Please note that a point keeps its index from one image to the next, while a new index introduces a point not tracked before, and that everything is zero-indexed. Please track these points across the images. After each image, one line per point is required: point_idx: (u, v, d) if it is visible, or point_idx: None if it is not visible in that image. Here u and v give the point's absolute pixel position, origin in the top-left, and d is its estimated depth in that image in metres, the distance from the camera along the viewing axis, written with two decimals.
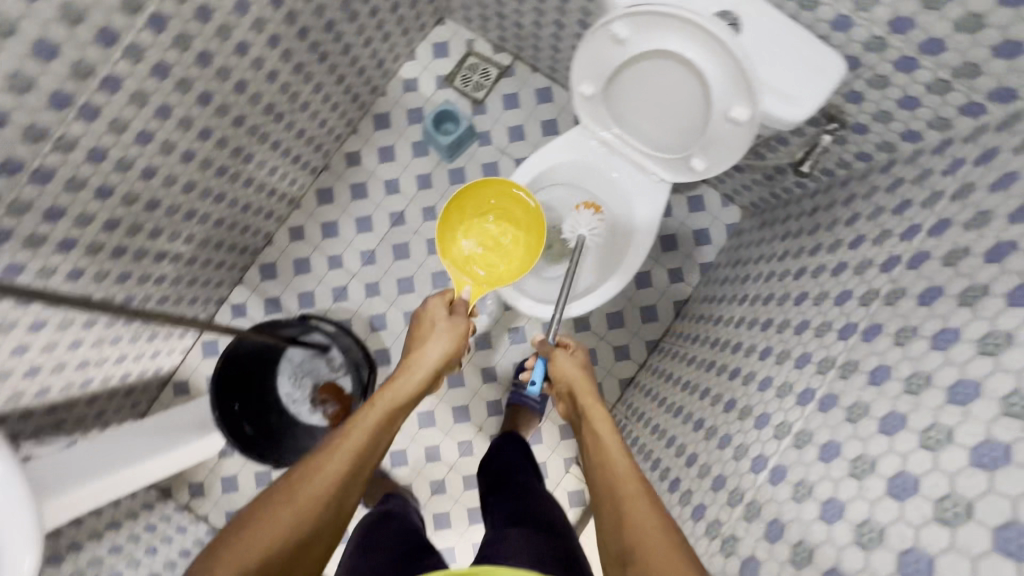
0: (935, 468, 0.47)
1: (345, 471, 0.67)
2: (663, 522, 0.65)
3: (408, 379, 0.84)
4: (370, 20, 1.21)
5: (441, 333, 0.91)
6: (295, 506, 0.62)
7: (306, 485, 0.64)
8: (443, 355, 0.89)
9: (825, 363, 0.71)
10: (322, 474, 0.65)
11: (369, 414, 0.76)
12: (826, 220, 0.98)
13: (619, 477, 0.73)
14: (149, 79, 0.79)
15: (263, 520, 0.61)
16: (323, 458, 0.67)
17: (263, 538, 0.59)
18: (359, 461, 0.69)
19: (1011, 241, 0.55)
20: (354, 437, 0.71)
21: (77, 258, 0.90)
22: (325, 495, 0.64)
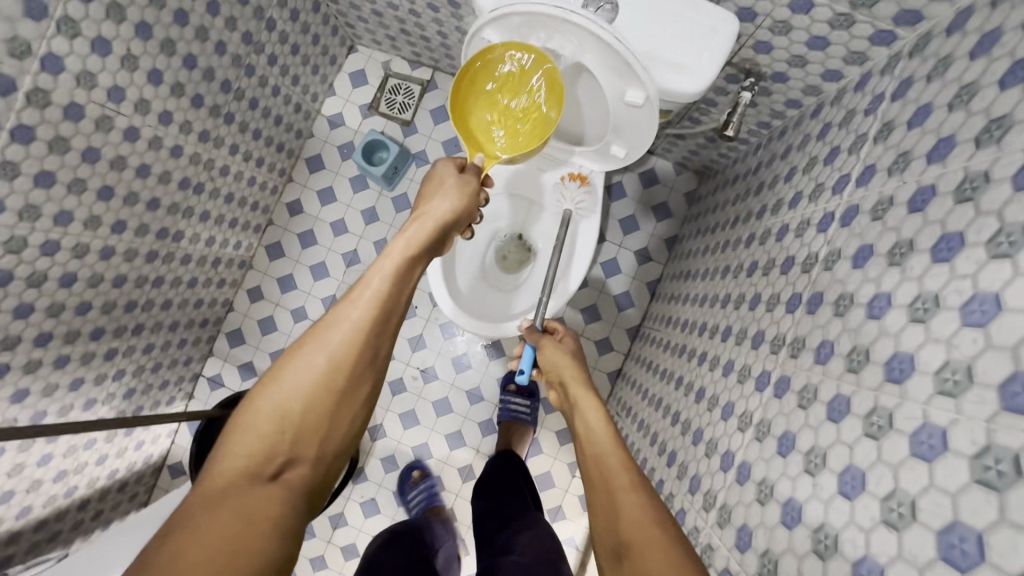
0: (879, 460, 0.43)
1: (364, 338, 0.54)
2: (668, 525, 0.51)
3: (422, 228, 0.64)
4: (272, 68, 1.17)
5: (455, 186, 0.69)
6: (309, 375, 0.51)
7: (323, 345, 0.53)
8: (465, 206, 0.68)
9: (777, 341, 0.66)
10: (336, 335, 0.53)
11: (379, 267, 0.58)
12: (768, 177, 0.93)
13: (613, 464, 0.58)
14: (34, 191, 0.77)
15: (272, 392, 0.51)
16: (337, 317, 0.54)
17: (279, 413, 0.50)
18: (379, 325, 0.55)
19: (930, 186, 0.49)
20: (365, 302, 0.55)
21: (17, 379, 0.88)
22: (343, 363, 0.53)
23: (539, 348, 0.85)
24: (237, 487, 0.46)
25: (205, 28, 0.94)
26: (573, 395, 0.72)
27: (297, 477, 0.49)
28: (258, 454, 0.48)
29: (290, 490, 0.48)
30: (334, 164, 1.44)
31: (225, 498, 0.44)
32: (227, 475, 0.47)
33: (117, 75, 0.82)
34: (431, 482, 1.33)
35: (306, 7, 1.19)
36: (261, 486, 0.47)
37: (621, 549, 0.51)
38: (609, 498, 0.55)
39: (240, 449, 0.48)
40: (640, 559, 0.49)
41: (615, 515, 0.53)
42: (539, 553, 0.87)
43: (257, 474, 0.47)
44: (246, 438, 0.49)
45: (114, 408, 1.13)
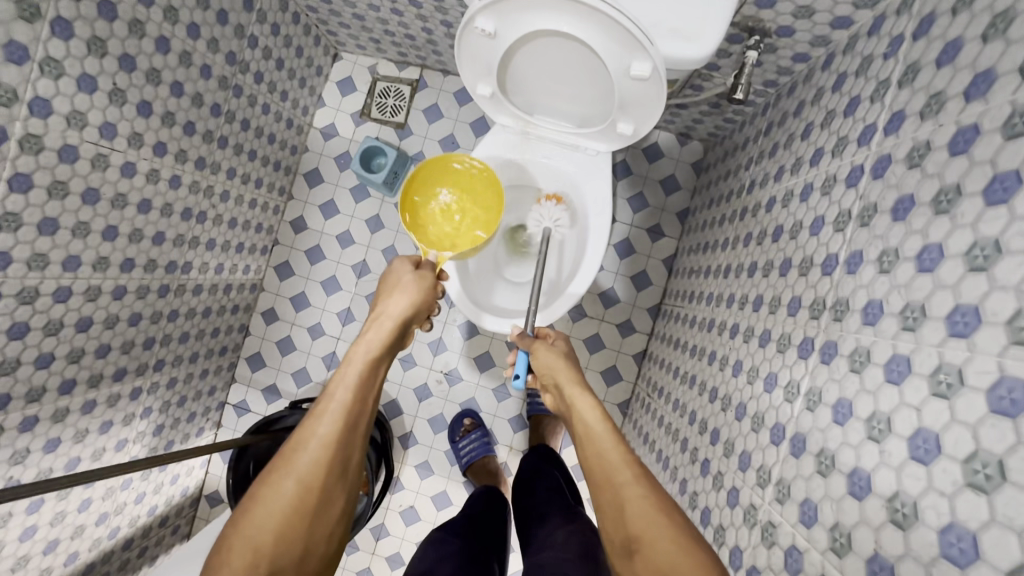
0: (953, 420, 0.41)
1: (334, 452, 0.52)
2: (671, 510, 0.52)
3: (384, 329, 0.64)
4: (259, 86, 1.15)
5: (414, 284, 0.73)
6: (281, 500, 0.48)
7: (292, 467, 0.50)
8: (423, 300, 0.72)
9: (816, 305, 0.63)
10: (304, 454, 0.51)
11: (343, 376, 0.57)
12: (782, 136, 0.89)
13: (612, 459, 0.57)
14: (39, 239, 0.76)
15: (242, 527, 0.48)
16: (303, 436, 0.52)
17: (250, 548, 0.46)
18: (349, 436, 0.53)
19: (971, 125, 0.47)
20: (331, 414, 0.53)
21: (47, 429, 0.87)
22: (315, 482, 0.50)
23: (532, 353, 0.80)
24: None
25: (188, 53, 0.91)
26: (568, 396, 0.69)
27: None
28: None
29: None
30: (333, 176, 1.42)
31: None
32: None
33: (106, 111, 0.80)
34: (480, 432, 1.31)
35: (286, 20, 1.16)
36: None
37: (629, 543, 0.51)
38: (613, 491, 0.55)
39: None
40: (650, 555, 0.49)
41: (621, 510, 0.53)
42: (581, 539, 0.84)
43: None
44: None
45: (146, 445, 1.13)
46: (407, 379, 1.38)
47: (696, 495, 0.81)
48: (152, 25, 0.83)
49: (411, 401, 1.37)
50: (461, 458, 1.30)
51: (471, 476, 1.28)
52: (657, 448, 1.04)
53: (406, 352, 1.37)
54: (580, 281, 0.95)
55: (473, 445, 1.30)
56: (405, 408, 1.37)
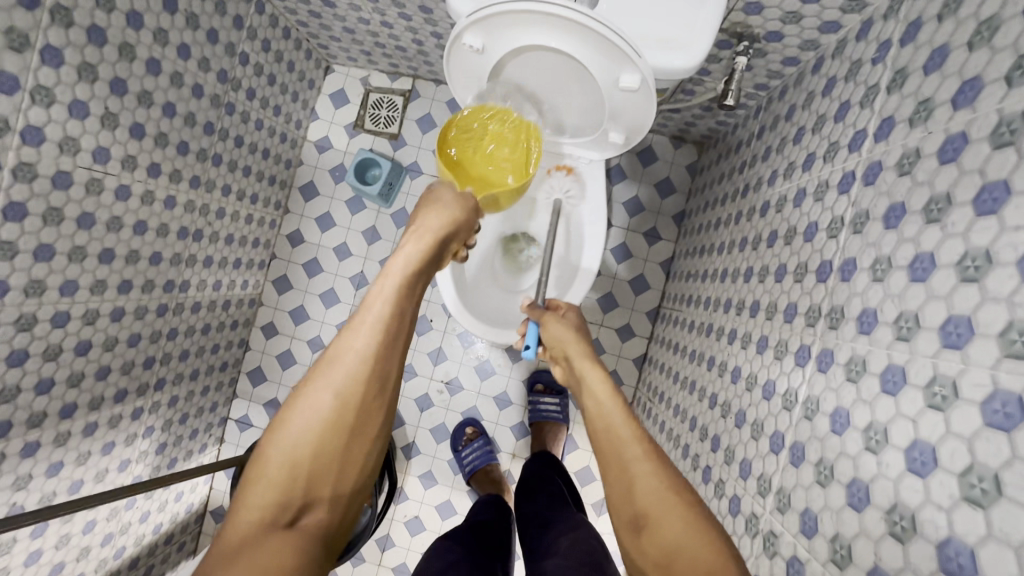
0: (949, 432, 0.41)
1: (373, 369, 0.50)
2: (684, 491, 0.51)
3: (424, 243, 0.60)
4: (252, 103, 1.15)
5: (455, 202, 0.68)
6: (319, 415, 0.47)
7: (329, 381, 0.49)
8: (462, 220, 0.66)
9: (812, 313, 0.63)
10: (342, 369, 0.49)
11: (381, 289, 0.54)
12: (775, 140, 0.89)
13: (622, 433, 0.55)
14: (35, 266, 0.76)
15: (278, 440, 0.47)
16: (338, 349, 0.50)
17: (287, 461, 0.46)
18: (387, 352, 0.51)
19: (960, 133, 0.47)
20: (369, 328, 0.51)
21: (49, 453, 0.87)
22: (353, 400, 0.49)
23: (543, 325, 0.80)
24: (253, 543, 0.43)
25: (179, 73, 0.91)
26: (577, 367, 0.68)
27: (315, 525, 0.47)
28: (272, 506, 0.45)
29: (309, 539, 0.46)
30: (328, 188, 1.42)
31: (241, 555, 0.42)
32: (242, 533, 0.44)
33: (99, 135, 0.80)
34: (483, 440, 1.31)
35: (276, 35, 1.16)
36: (278, 537, 0.44)
37: (637, 519, 0.50)
38: (620, 472, 0.53)
39: (253, 504, 0.45)
40: (661, 533, 0.49)
41: (630, 483, 0.52)
42: (584, 545, 0.84)
43: (273, 528, 0.45)
44: (256, 493, 0.46)
45: (149, 464, 1.13)
46: (408, 390, 1.38)
47: None
48: (142, 47, 0.83)
49: (412, 411, 1.38)
50: (464, 467, 1.29)
51: (474, 484, 1.28)
52: None
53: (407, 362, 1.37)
54: (591, 256, 0.97)
55: (476, 453, 1.30)
56: (408, 418, 1.37)
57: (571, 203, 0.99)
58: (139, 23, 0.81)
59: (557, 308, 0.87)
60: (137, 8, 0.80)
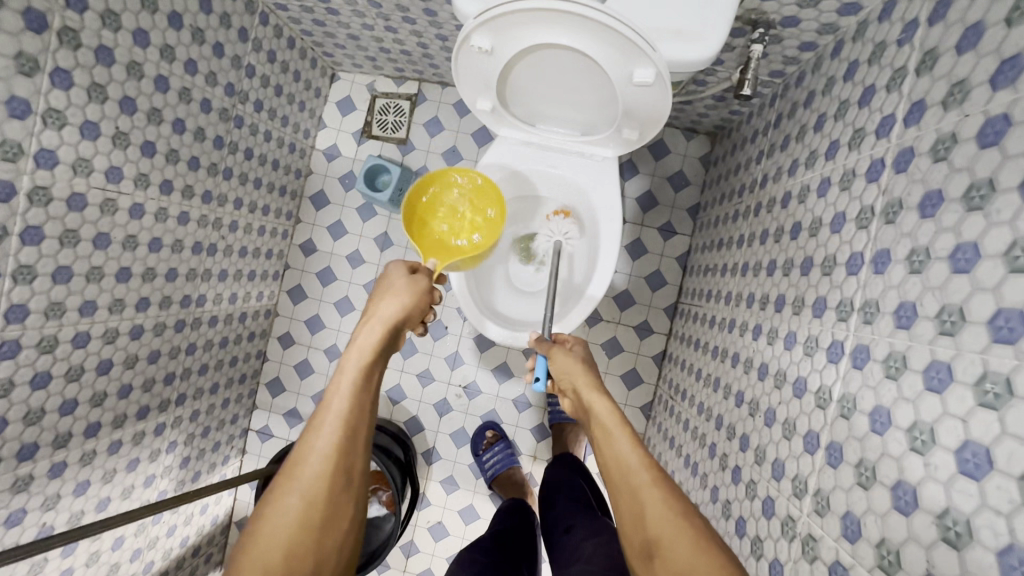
0: (1004, 432, 0.39)
1: (336, 466, 0.50)
2: (693, 516, 0.50)
3: (376, 333, 0.59)
4: (260, 115, 1.15)
5: (406, 287, 0.67)
6: (287, 519, 0.47)
7: (295, 488, 0.48)
8: (418, 302, 0.66)
9: (844, 306, 0.61)
10: (304, 470, 0.49)
11: (338, 385, 0.54)
12: (793, 128, 0.86)
13: (629, 461, 0.56)
14: (54, 288, 0.76)
15: (248, 554, 0.46)
16: (302, 450, 0.50)
17: (258, 574, 0.45)
18: (351, 443, 0.51)
19: (1000, 115, 0.44)
20: (329, 427, 0.51)
21: (75, 473, 0.88)
22: (319, 496, 0.48)
23: (550, 357, 0.79)
24: None
25: (187, 89, 0.91)
26: (587, 402, 0.67)
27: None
28: None
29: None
30: (338, 196, 1.42)
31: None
32: None
33: (111, 156, 0.80)
34: (503, 444, 1.30)
35: (281, 45, 1.16)
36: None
37: (648, 547, 0.50)
38: (631, 496, 0.53)
39: None
40: (672, 559, 0.47)
41: (641, 518, 0.51)
42: (608, 551, 0.82)
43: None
44: None
45: (174, 479, 1.13)
46: (426, 396, 1.37)
47: (728, 503, 0.78)
48: (150, 65, 0.83)
49: (431, 416, 1.37)
50: (486, 471, 1.29)
51: (496, 487, 1.28)
52: (684, 453, 1.02)
53: (424, 368, 1.37)
54: (597, 284, 0.95)
55: (497, 457, 1.29)
56: (427, 424, 1.37)
57: (571, 243, 1.03)
58: (145, 41, 0.81)
59: (563, 341, 0.84)
60: (143, 25, 0.79)
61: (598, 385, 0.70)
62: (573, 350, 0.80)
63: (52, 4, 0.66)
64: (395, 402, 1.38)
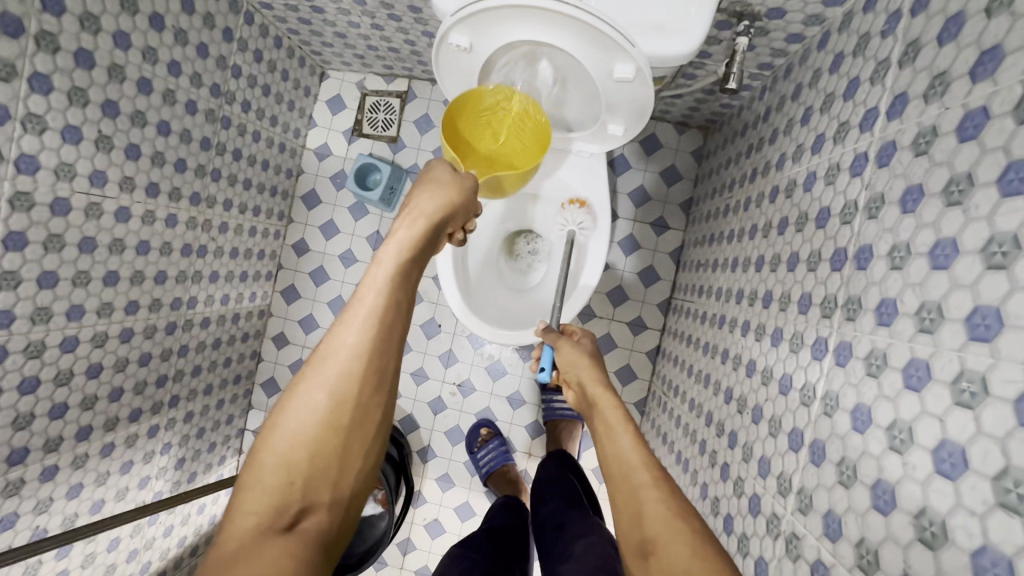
0: (979, 432, 0.39)
1: (364, 368, 0.46)
2: (690, 516, 0.50)
3: (417, 227, 0.53)
4: (247, 115, 1.14)
5: (451, 181, 0.59)
6: (312, 414, 0.45)
7: (322, 379, 0.46)
8: (462, 197, 0.59)
9: (827, 303, 0.60)
10: (333, 365, 0.46)
11: (372, 278, 0.49)
12: (781, 122, 0.85)
13: (630, 459, 0.55)
14: (40, 294, 0.77)
15: (273, 441, 0.44)
16: (332, 344, 0.47)
17: (282, 463, 0.44)
18: (385, 343, 0.47)
19: (980, 108, 0.43)
20: (359, 322, 0.47)
21: (68, 476, 0.88)
22: (347, 396, 0.45)
23: (556, 349, 0.79)
24: (248, 553, 0.41)
25: (171, 90, 0.91)
26: (591, 395, 0.66)
27: (314, 528, 0.44)
28: (268, 511, 0.43)
29: (306, 544, 0.43)
30: (330, 196, 1.42)
31: (235, 567, 0.40)
32: (239, 542, 0.42)
33: (94, 159, 0.80)
34: (498, 441, 1.30)
35: (267, 45, 1.15)
36: (275, 543, 0.42)
37: (645, 545, 0.49)
38: (629, 495, 0.53)
39: (248, 512, 0.43)
40: (667, 559, 0.47)
41: (638, 512, 0.51)
42: (598, 549, 0.82)
43: (271, 536, 0.42)
44: (252, 498, 0.43)
45: (169, 480, 1.14)
46: (420, 394, 1.37)
47: (717, 500, 0.78)
48: (132, 67, 0.82)
49: (426, 415, 1.37)
50: (480, 468, 1.29)
51: (491, 484, 1.28)
52: (676, 449, 1.01)
53: (418, 366, 1.37)
54: (590, 274, 0.95)
55: (492, 454, 1.29)
56: (422, 422, 1.37)
57: (583, 235, 0.97)
58: (126, 43, 0.80)
59: (570, 333, 0.84)
60: (123, 27, 0.79)
61: (605, 381, 0.69)
62: (579, 343, 0.80)
63: (28, 8, 0.66)
64: None
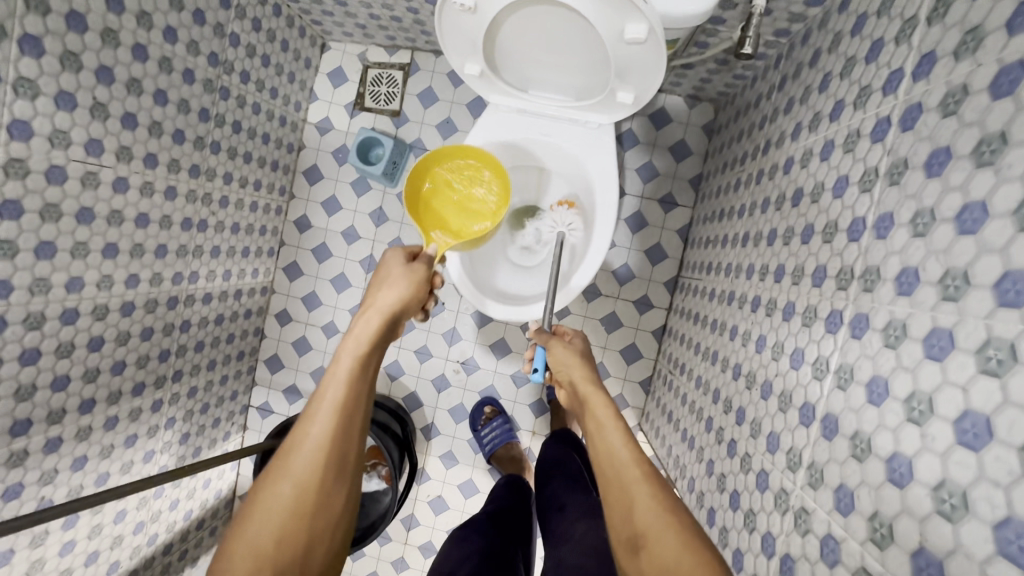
0: (1006, 402, 0.37)
1: (328, 457, 0.51)
2: (682, 512, 0.50)
3: (374, 321, 0.61)
4: (246, 86, 1.12)
5: (403, 276, 0.69)
6: (279, 505, 0.48)
7: (289, 470, 0.50)
8: (415, 291, 0.68)
9: (843, 275, 0.58)
10: (298, 457, 0.50)
11: (334, 373, 0.55)
12: (797, 91, 0.82)
13: (622, 456, 0.56)
14: (38, 264, 0.75)
15: (244, 534, 0.48)
16: (298, 436, 0.51)
17: (252, 552, 0.47)
18: (347, 428, 0.53)
19: (1016, 63, 0.41)
20: (323, 415, 0.52)
21: (73, 448, 0.88)
22: (312, 482, 0.50)
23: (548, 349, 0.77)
24: None
25: (168, 58, 0.88)
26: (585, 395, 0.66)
27: None
28: None
29: None
30: (332, 171, 1.39)
31: None
32: None
33: (90, 127, 0.78)
34: (502, 419, 1.30)
35: (267, 13, 1.12)
36: None
37: (634, 539, 0.50)
38: (621, 491, 0.54)
39: None
40: (659, 554, 0.48)
41: (630, 511, 0.52)
42: (599, 532, 0.82)
43: None
44: None
45: (174, 454, 1.15)
46: (424, 372, 1.37)
47: (723, 477, 0.77)
48: (126, 33, 0.80)
49: (430, 392, 1.37)
50: (484, 446, 1.29)
51: (495, 462, 1.29)
52: (681, 427, 1.01)
53: (422, 345, 1.36)
54: (580, 275, 0.93)
55: (496, 432, 1.29)
56: (425, 400, 1.37)
57: (572, 235, 0.98)
58: (119, 7, 0.77)
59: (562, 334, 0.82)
60: None
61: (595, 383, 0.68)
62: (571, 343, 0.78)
63: None
64: (394, 378, 1.37)
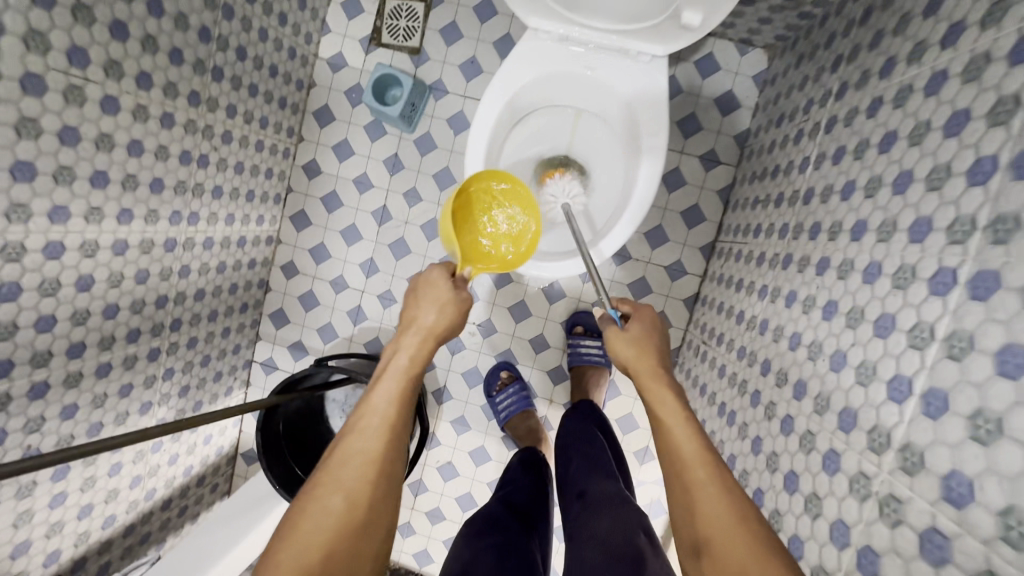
0: None
1: (377, 474, 0.51)
2: (749, 514, 0.49)
3: (421, 347, 0.63)
4: (252, 7, 1.00)
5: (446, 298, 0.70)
6: (330, 517, 0.47)
7: (339, 484, 0.49)
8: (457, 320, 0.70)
9: (958, 227, 0.49)
10: (348, 472, 0.50)
11: (381, 393, 0.57)
12: (888, 21, 0.71)
13: (687, 453, 0.54)
14: (15, 187, 0.66)
15: (289, 546, 0.45)
16: (347, 452, 0.52)
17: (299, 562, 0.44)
18: (393, 450, 0.54)
19: None
20: (372, 432, 0.53)
21: (62, 396, 0.81)
22: (362, 498, 0.49)
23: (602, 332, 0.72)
24: None
25: None
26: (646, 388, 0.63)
27: None
28: None
29: None
30: (344, 113, 1.28)
31: None
32: None
33: (73, 32, 0.68)
34: (518, 386, 1.22)
35: None
36: None
37: (699, 545, 0.49)
38: (684, 491, 0.52)
39: None
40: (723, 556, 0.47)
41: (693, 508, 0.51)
42: (626, 529, 0.74)
43: None
44: None
45: (172, 407, 1.09)
46: None
47: (775, 456, 0.70)
48: None
49: (443, 354, 1.29)
50: (499, 413, 1.22)
51: (509, 431, 1.22)
52: (718, 401, 0.93)
53: None
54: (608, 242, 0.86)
55: (512, 399, 1.21)
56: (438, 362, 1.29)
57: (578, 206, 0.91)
58: None
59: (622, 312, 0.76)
60: None
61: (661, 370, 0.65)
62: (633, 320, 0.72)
63: None
64: None
